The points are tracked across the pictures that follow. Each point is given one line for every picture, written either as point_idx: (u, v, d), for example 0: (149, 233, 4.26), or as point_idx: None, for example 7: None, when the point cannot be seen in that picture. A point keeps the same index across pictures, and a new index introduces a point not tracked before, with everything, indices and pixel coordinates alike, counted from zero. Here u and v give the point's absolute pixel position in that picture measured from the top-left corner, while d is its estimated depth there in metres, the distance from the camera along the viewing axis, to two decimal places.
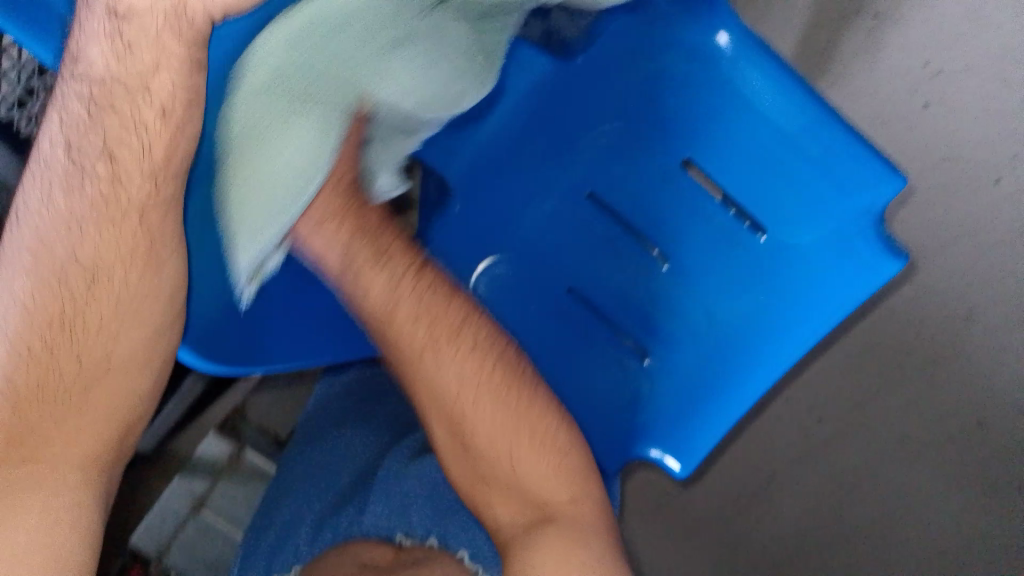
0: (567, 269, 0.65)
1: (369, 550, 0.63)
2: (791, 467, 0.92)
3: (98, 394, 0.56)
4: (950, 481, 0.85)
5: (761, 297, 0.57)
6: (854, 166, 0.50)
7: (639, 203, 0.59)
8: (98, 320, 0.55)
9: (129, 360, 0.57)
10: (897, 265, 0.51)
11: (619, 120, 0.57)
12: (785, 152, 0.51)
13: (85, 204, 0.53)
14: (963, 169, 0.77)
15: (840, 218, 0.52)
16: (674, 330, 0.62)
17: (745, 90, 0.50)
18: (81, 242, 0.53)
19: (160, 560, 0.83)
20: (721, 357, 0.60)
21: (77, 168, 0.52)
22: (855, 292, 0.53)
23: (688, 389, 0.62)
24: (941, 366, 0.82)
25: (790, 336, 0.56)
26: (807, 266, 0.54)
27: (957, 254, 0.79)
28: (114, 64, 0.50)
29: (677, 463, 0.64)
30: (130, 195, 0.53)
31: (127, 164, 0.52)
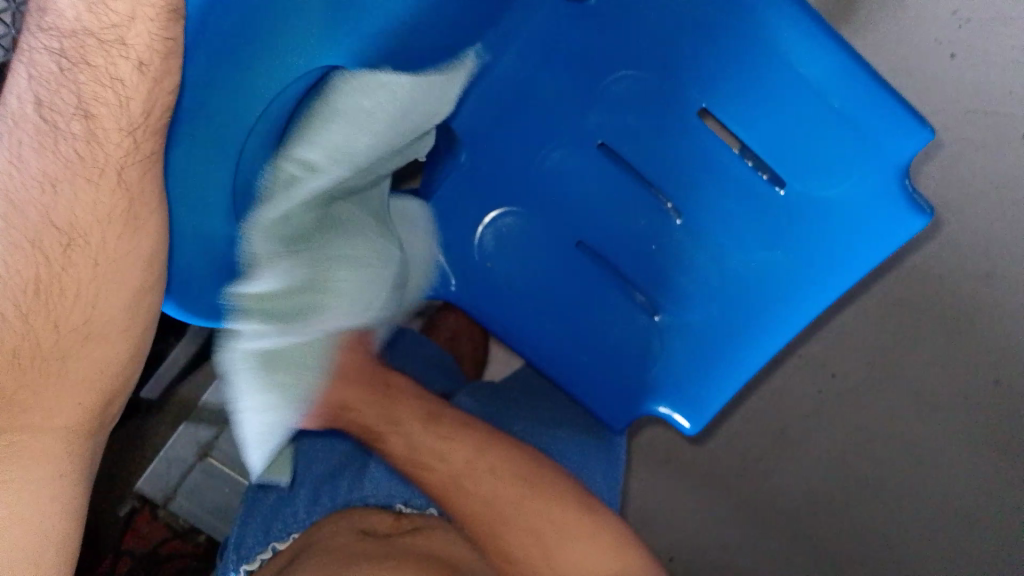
0: (576, 220, 0.62)
1: (368, 517, 0.60)
2: (803, 425, 0.90)
3: (80, 365, 0.47)
4: (966, 443, 0.82)
5: (779, 253, 0.55)
6: (880, 116, 0.48)
7: (652, 155, 0.56)
8: (74, 289, 0.45)
9: (109, 329, 0.47)
10: (922, 221, 0.50)
11: (634, 66, 0.54)
12: (810, 102, 0.49)
13: (60, 162, 0.43)
14: (992, 122, 0.73)
15: (866, 171, 0.50)
16: (688, 286, 0.59)
17: (775, 37, 0.48)
18: (55, 204, 0.44)
19: (167, 504, 0.85)
20: (737, 313, 0.58)
21: (50, 127, 0.43)
22: (879, 247, 0.52)
23: (702, 345, 0.60)
24: (961, 326, 0.79)
25: (811, 291, 0.55)
26: (829, 221, 0.53)
27: (982, 212, 0.76)
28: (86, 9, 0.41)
29: (688, 419, 0.62)
30: (108, 155, 0.43)
31: (105, 121, 0.43)
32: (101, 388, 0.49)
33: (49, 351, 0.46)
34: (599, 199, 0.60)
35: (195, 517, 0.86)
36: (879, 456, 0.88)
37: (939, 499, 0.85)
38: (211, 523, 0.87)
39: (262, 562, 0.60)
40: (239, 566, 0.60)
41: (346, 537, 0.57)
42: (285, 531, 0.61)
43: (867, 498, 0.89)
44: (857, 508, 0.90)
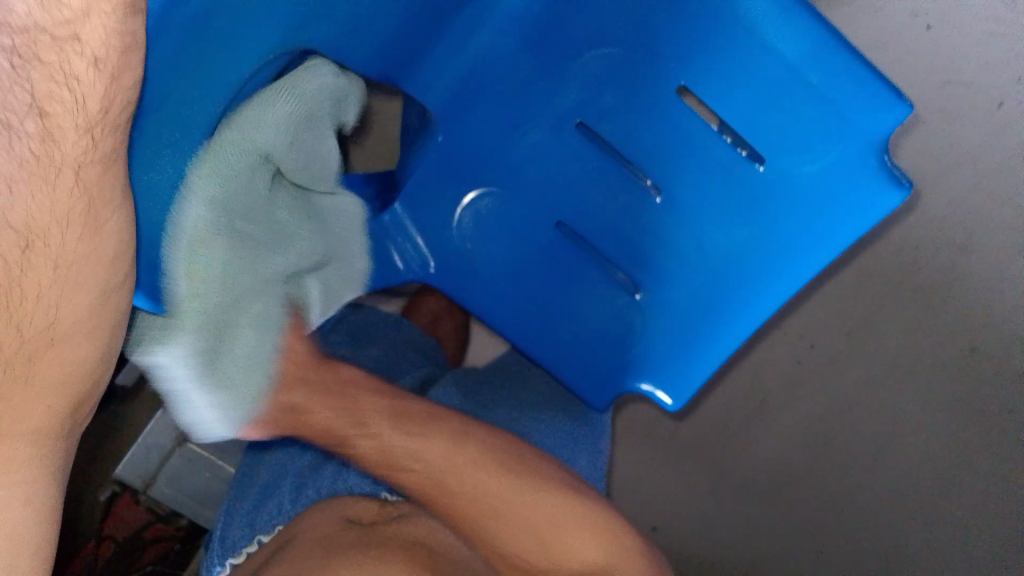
0: (553, 201, 0.61)
1: (351, 505, 0.60)
2: (782, 399, 0.91)
3: (45, 368, 0.45)
4: (940, 410, 0.83)
5: (758, 232, 0.54)
6: (858, 92, 0.47)
7: (629, 136, 0.55)
8: (33, 293, 0.43)
9: (72, 338, 0.44)
10: (901, 196, 0.49)
11: (609, 47, 0.52)
12: (787, 80, 0.48)
13: (17, 165, 0.40)
14: (970, 94, 0.76)
15: (844, 146, 0.49)
16: (667, 265, 0.59)
17: (750, 14, 0.47)
18: (11, 203, 0.41)
19: (147, 490, 0.84)
20: (716, 292, 0.58)
21: (2, 127, 0.40)
22: (858, 223, 0.51)
23: (682, 324, 0.60)
24: (935, 295, 0.81)
25: (787, 269, 0.54)
26: (807, 198, 0.52)
27: (959, 181, 0.78)
28: (36, 3, 0.37)
29: (668, 396, 0.63)
30: (65, 152, 0.40)
31: (60, 119, 0.39)
32: (71, 394, 0.47)
33: (13, 354, 0.44)
34: (574, 180, 0.60)
35: (177, 503, 0.85)
36: (855, 424, 0.88)
37: (911, 467, 0.86)
38: (193, 508, 0.86)
39: (247, 554, 0.61)
40: (226, 560, 0.62)
41: (330, 527, 0.57)
42: (269, 524, 0.62)
43: (844, 468, 0.90)
44: (833, 479, 0.91)
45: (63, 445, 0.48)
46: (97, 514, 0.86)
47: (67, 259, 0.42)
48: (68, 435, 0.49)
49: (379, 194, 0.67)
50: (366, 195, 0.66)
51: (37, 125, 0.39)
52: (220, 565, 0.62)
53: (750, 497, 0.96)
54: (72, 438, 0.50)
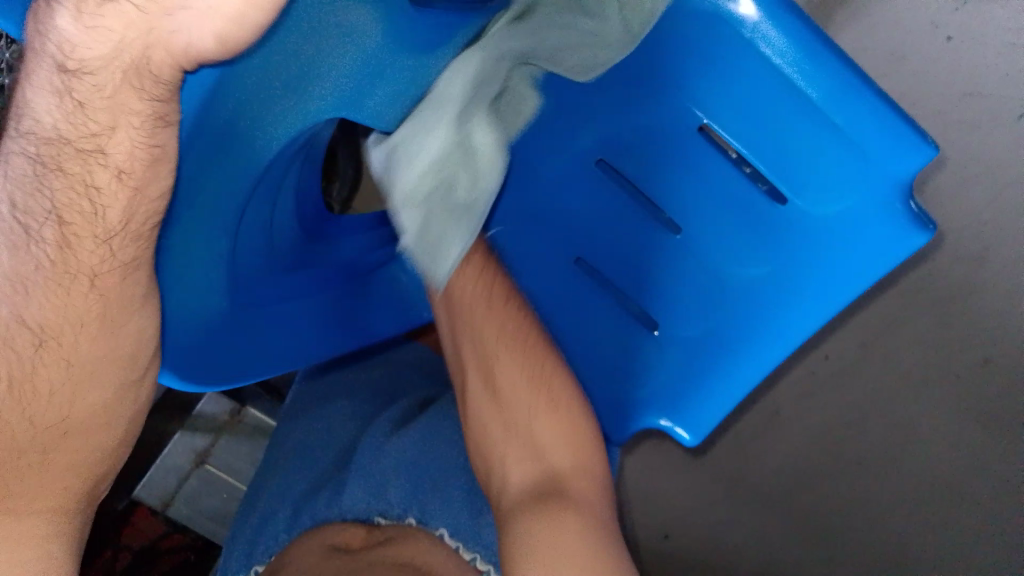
0: (575, 235, 0.62)
1: (338, 533, 0.62)
2: (793, 410, 0.91)
3: (59, 454, 0.52)
4: (958, 416, 0.83)
5: (778, 269, 0.54)
6: (883, 138, 0.45)
7: (646, 169, 0.56)
8: (46, 389, 0.50)
9: (89, 422, 0.53)
10: (923, 238, 0.48)
11: (627, 82, 0.52)
12: (812, 121, 0.47)
13: (31, 263, 0.49)
14: (987, 104, 0.75)
15: (866, 188, 0.48)
16: (682, 298, 0.59)
17: (766, 50, 0.45)
18: (26, 303, 0.49)
19: (165, 510, 0.87)
20: (733, 329, 0.57)
21: (23, 230, 0.48)
22: (880, 261, 0.50)
23: (698, 360, 0.60)
24: (952, 305, 0.81)
25: (805, 309, 0.54)
26: (829, 238, 0.51)
27: (977, 194, 0.78)
28: (60, 115, 0.46)
29: (686, 432, 0.62)
30: (81, 261, 0.49)
31: (79, 228, 0.48)
32: (84, 469, 0.54)
33: (29, 444, 0.51)
34: (594, 214, 0.60)
35: (193, 522, 0.88)
36: (874, 437, 0.88)
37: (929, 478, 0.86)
38: (209, 528, 0.89)
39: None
40: None
41: (317, 558, 0.59)
42: (265, 553, 0.63)
43: (854, 478, 0.90)
44: (841, 492, 0.90)
45: (76, 518, 0.54)
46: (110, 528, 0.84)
47: (78, 352, 0.51)
48: (83, 507, 0.54)
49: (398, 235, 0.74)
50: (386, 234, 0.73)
51: (58, 232, 0.48)
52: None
53: (759, 507, 0.95)
54: (88, 506, 0.55)
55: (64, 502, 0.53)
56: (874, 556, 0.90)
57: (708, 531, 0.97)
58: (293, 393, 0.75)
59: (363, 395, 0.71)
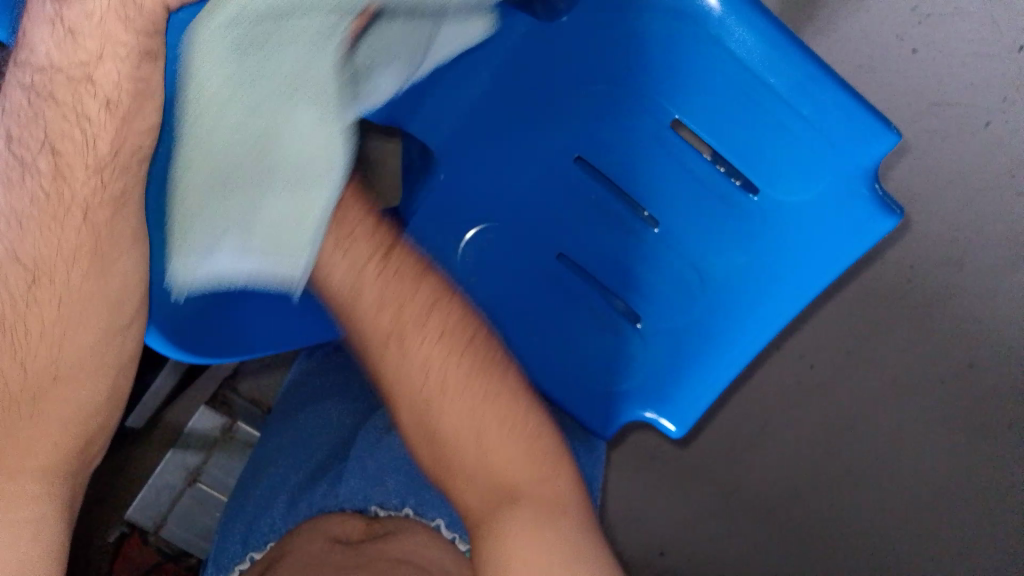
0: (553, 234, 0.63)
1: (339, 523, 0.62)
2: (781, 418, 0.93)
3: (48, 407, 0.53)
4: (945, 421, 0.85)
5: (752, 258, 0.55)
6: (846, 122, 0.47)
7: (625, 167, 0.57)
8: (37, 330, 0.52)
9: (79, 371, 0.54)
10: (891, 223, 0.49)
11: (601, 83, 0.54)
12: (778, 110, 0.48)
13: (27, 199, 0.50)
14: (955, 114, 0.77)
15: (833, 174, 0.49)
16: (662, 292, 0.60)
17: (733, 46, 0.47)
18: (23, 238, 0.50)
19: (158, 530, 0.88)
20: (711, 318, 0.59)
21: (19, 162, 0.49)
22: (849, 247, 0.51)
23: (679, 353, 0.61)
24: (931, 308, 0.83)
25: (777, 295, 0.55)
26: (799, 226, 0.52)
27: (951, 200, 0.80)
28: (56, 48, 0.46)
29: (673, 423, 0.64)
30: (74, 192, 0.50)
31: (71, 159, 0.49)
32: (76, 429, 0.55)
33: (19, 391, 0.52)
34: (573, 214, 0.62)
35: (185, 542, 0.89)
36: (859, 441, 0.90)
37: (910, 486, 0.89)
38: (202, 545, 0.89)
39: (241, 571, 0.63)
40: None
41: (318, 545, 0.60)
42: (261, 541, 0.63)
43: (846, 480, 0.92)
44: (834, 495, 0.93)
45: (66, 485, 0.55)
46: (104, 558, 0.87)
47: (63, 291, 0.52)
48: (74, 472, 0.55)
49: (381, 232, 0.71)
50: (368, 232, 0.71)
51: (55, 164, 0.49)
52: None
53: (756, 512, 0.97)
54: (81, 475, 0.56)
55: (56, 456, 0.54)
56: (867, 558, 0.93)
57: (703, 539, 1.00)
58: (282, 393, 0.76)
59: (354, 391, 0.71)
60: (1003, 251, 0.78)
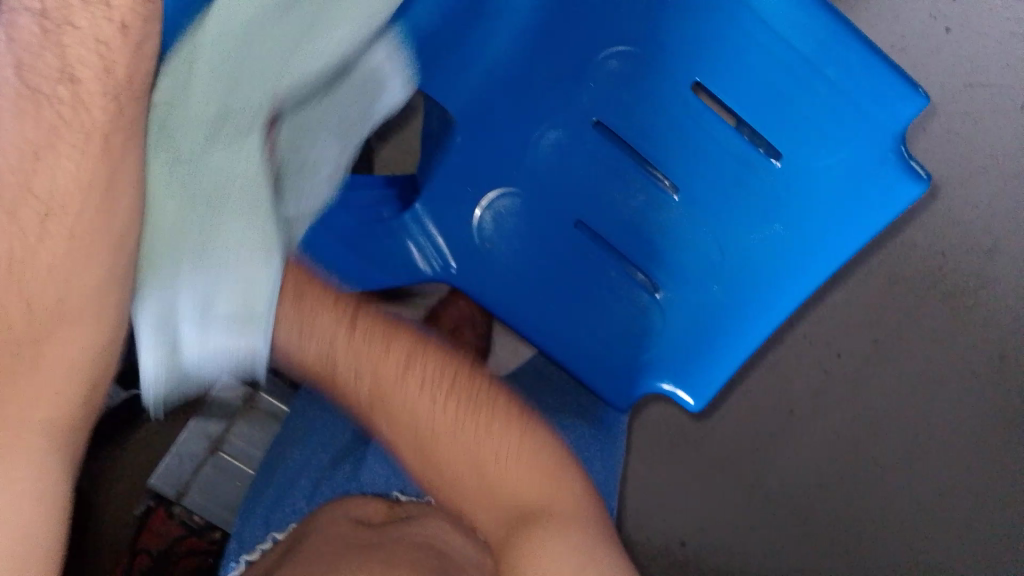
0: (575, 199, 0.67)
1: (361, 505, 0.61)
2: (808, 407, 0.90)
3: (53, 354, 0.46)
4: (975, 417, 0.85)
5: (778, 224, 0.61)
6: (876, 86, 0.54)
7: (648, 135, 0.62)
8: (47, 267, 0.45)
9: (79, 314, 0.46)
10: (920, 187, 0.56)
11: (630, 47, 0.59)
12: (803, 74, 0.55)
13: (37, 128, 0.42)
14: (990, 96, 0.77)
15: (859, 143, 0.56)
16: (681, 259, 0.65)
17: (779, 25, 0.54)
18: (37, 172, 0.43)
19: (180, 498, 0.90)
20: (739, 285, 0.64)
21: (31, 93, 0.42)
22: (880, 213, 0.58)
23: (705, 322, 0.66)
24: (965, 297, 0.82)
25: (803, 263, 0.61)
26: (827, 189, 0.58)
27: (983, 186, 0.79)
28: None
29: (690, 396, 0.69)
30: (91, 121, 0.42)
31: (90, 86, 0.42)
32: (81, 382, 0.48)
33: (23, 333, 0.45)
34: (594, 182, 0.66)
35: (209, 511, 0.90)
36: (886, 434, 0.88)
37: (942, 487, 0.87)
38: (223, 517, 0.91)
39: (262, 552, 0.62)
40: (239, 555, 0.63)
41: (341, 526, 0.58)
42: (283, 522, 0.63)
43: (871, 474, 0.89)
44: (857, 490, 0.90)
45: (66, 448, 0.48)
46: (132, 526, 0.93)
47: (80, 227, 0.44)
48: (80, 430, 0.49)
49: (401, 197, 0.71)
50: (387, 196, 0.71)
51: (68, 89, 0.42)
52: (235, 561, 0.63)
53: (782, 510, 0.93)
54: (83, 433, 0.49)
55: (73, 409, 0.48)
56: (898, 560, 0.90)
57: (732, 540, 0.95)
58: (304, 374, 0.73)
59: None
60: None
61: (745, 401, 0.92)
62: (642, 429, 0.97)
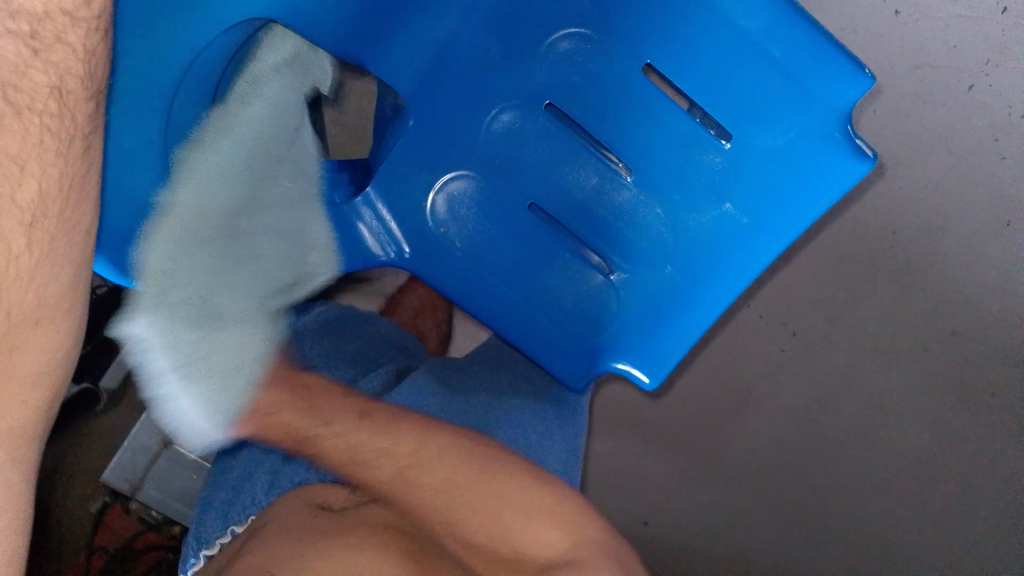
0: (529, 183, 0.67)
1: (321, 494, 0.57)
2: (764, 384, 0.91)
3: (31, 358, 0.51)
4: (927, 389, 0.86)
5: (727, 205, 0.63)
6: (824, 66, 0.56)
7: (599, 114, 0.63)
8: (27, 273, 0.50)
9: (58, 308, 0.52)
10: (864, 167, 0.58)
11: (580, 28, 0.60)
12: (754, 53, 0.57)
13: (18, 138, 0.48)
14: (939, 75, 0.78)
15: (807, 122, 0.58)
16: (635, 240, 0.67)
17: (730, 10, 0.56)
18: (21, 183, 0.49)
19: (135, 493, 0.88)
20: (692, 265, 0.66)
21: (17, 108, 0.48)
22: (829, 190, 0.59)
23: (657, 303, 0.67)
24: (916, 275, 0.84)
25: (753, 241, 0.63)
26: (777, 167, 0.61)
27: (933, 164, 0.80)
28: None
29: (645, 374, 0.69)
30: (76, 122, 0.49)
31: (77, 95, 0.48)
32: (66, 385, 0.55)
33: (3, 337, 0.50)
34: (550, 165, 0.66)
35: (166, 503, 0.88)
36: (841, 410, 0.90)
37: (896, 464, 0.90)
38: (180, 509, 0.88)
39: (222, 546, 0.61)
40: (200, 550, 0.62)
41: (300, 515, 0.55)
42: (242, 514, 0.61)
43: (828, 450, 0.91)
44: (815, 465, 0.92)
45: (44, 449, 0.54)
46: (88, 524, 0.93)
47: (62, 233, 0.49)
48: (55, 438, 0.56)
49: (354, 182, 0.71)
50: (342, 182, 0.71)
51: (58, 102, 0.48)
52: (196, 556, 0.62)
53: (742, 483, 0.95)
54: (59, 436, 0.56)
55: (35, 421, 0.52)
56: (854, 531, 0.93)
57: (692, 518, 0.97)
58: None
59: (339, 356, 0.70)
60: (981, 216, 0.80)
61: (701, 376, 0.93)
62: (601, 409, 0.98)
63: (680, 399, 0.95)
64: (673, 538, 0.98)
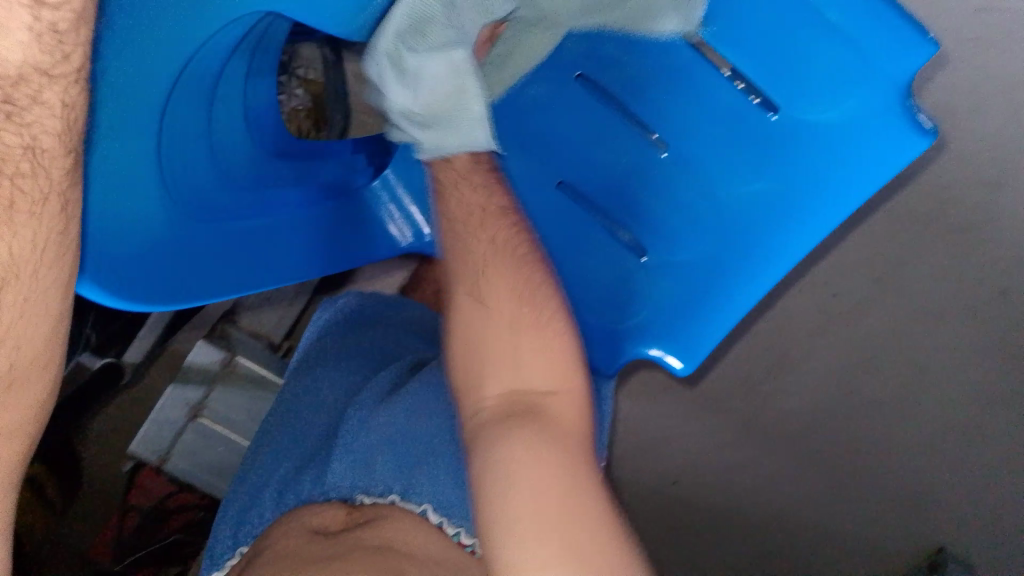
0: (561, 159, 0.67)
1: (319, 513, 0.56)
2: (806, 349, 0.87)
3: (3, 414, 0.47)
4: (973, 351, 0.81)
5: (769, 181, 0.58)
6: (883, 33, 0.50)
7: (637, 86, 0.62)
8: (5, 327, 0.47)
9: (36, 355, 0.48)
10: (924, 142, 0.52)
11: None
12: (808, 18, 0.52)
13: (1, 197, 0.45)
14: (1001, 19, 0.72)
15: (863, 97, 0.52)
16: (669, 218, 0.62)
17: None
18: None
19: (162, 464, 0.87)
20: (727, 248, 0.60)
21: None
22: (880, 170, 0.53)
23: (693, 284, 0.62)
24: (970, 234, 0.78)
25: (794, 228, 0.57)
26: (828, 143, 0.55)
27: (995, 116, 0.74)
28: (35, 49, 0.43)
29: (678, 360, 0.63)
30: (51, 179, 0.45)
31: (54, 152, 0.44)
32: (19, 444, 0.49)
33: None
34: (582, 139, 0.66)
35: (191, 473, 0.89)
36: (885, 374, 0.86)
37: (933, 429, 0.86)
38: (204, 477, 0.89)
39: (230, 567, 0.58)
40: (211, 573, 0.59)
41: (296, 539, 0.53)
42: (247, 535, 0.59)
43: (873, 414, 0.88)
44: (857, 429, 0.89)
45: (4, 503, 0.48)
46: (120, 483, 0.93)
47: (36, 292, 0.46)
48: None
49: (372, 162, 0.71)
50: (360, 164, 0.71)
51: (31, 161, 0.45)
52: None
53: (776, 443, 0.92)
54: None
55: (9, 469, 0.49)
56: (894, 492, 0.91)
57: (720, 478, 0.96)
58: (294, 357, 0.73)
59: (347, 364, 0.67)
60: None
61: (745, 345, 0.89)
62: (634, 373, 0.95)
63: (718, 366, 0.91)
64: (700, 498, 0.97)
